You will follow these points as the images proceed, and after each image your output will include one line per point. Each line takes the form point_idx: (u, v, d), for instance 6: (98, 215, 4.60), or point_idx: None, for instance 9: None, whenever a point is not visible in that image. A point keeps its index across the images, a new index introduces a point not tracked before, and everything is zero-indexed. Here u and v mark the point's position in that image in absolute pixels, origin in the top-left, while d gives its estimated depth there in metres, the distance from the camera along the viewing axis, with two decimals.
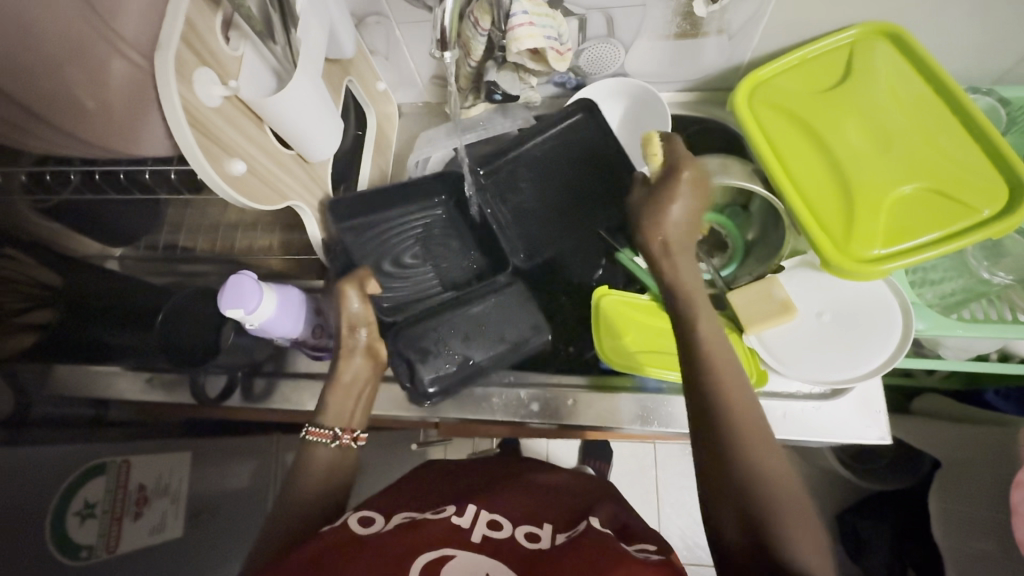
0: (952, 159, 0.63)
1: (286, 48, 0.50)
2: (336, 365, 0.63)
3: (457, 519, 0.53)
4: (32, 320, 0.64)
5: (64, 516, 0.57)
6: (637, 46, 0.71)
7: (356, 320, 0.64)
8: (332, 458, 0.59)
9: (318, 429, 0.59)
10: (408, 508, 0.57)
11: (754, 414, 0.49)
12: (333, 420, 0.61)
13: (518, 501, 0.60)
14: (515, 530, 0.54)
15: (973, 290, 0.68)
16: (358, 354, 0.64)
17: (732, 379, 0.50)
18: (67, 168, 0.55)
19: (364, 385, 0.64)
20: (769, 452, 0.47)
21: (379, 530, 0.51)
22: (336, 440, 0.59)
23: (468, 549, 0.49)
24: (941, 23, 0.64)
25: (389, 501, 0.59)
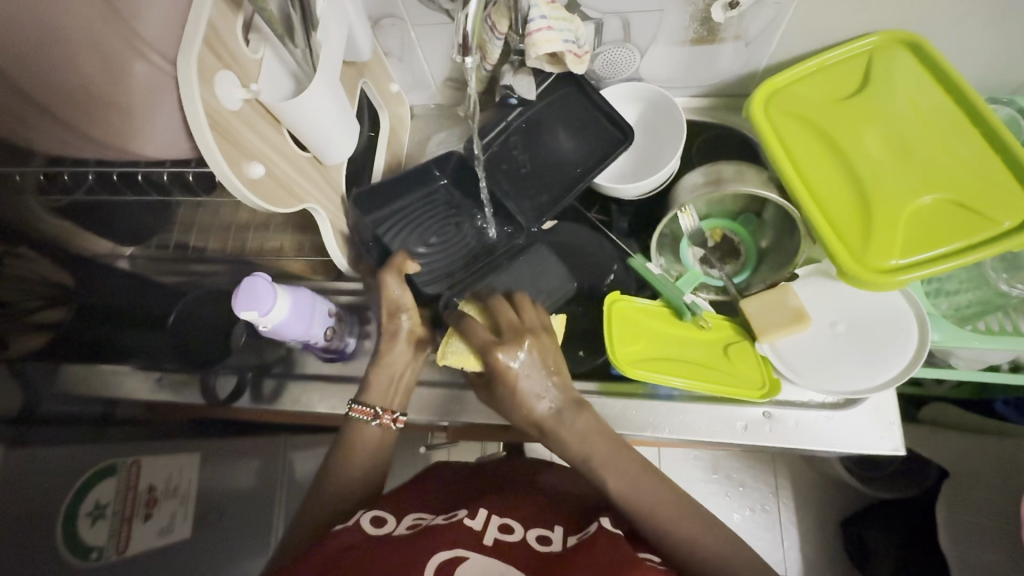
0: (971, 169, 0.62)
1: (306, 51, 0.48)
2: (381, 346, 0.64)
3: (469, 521, 0.53)
4: (45, 320, 0.64)
5: (75, 518, 0.56)
6: (653, 51, 0.71)
7: (397, 306, 0.63)
8: (371, 437, 0.61)
9: (362, 406, 0.61)
10: (420, 510, 0.57)
11: (625, 465, 0.57)
12: (377, 400, 0.63)
13: (529, 505, 0.60)
14: (526, 534, 0.54)
15: (990, 302, 0.67)
16: (406, 343, 0.64)
17: (608, 462, 0.56)
18: (84, 168, 0.55)
19: (407, 373, 0.65)
20: (658, 489, 0.55)
21: (391, 531, 0.51)
22: (377, 419, 0.61)
23: (480, 550, 0.49)
24: (962, 31, 0.64)
25: (400, 500, 0.59)
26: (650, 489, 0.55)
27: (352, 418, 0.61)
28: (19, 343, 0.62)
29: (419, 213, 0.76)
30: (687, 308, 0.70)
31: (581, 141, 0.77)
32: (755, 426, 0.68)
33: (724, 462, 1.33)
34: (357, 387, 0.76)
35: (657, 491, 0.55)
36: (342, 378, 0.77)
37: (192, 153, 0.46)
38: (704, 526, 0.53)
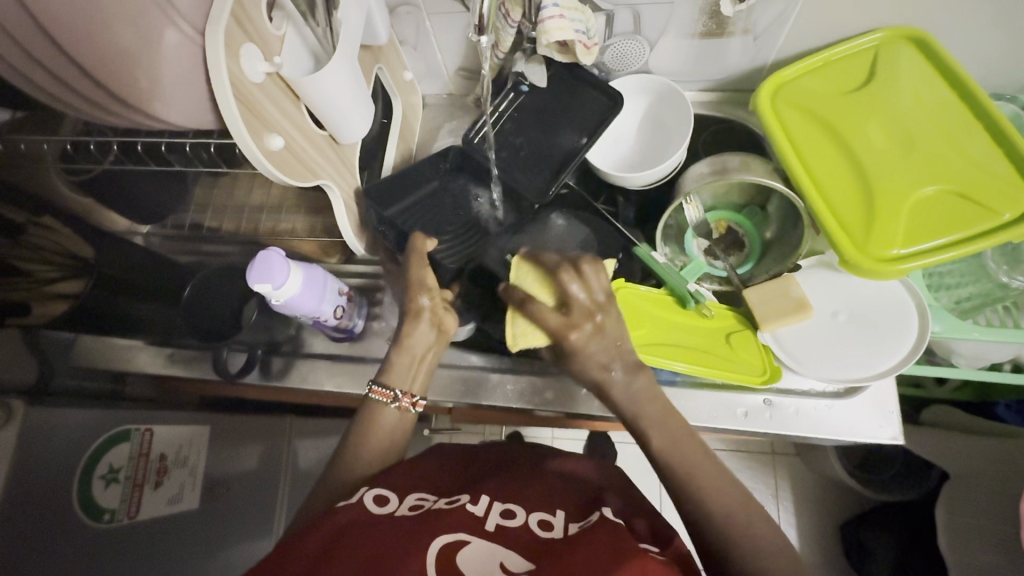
0: (973, 162, 0.63)
1: (327, 30, 0.52)
2: (404, 327, 0.63)
3: (470, 507, 0.54)
4: (60, 289, 0.63)
5: (90, 479, 0.59)
6: (663, 44, 0.72)
7: (422, 287, 0.64)
8: (390, 423, 0.61)
9: (382, 389, 0.61)
10: (423, 489, 0.57)
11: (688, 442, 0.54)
12: (396, 382, 0.62)
13: (533, 488, 0.60)
14: (529, 517, 0.54)
15: (990, 294, 0.68)
16: (430, 325, 0.64)
17: (665, 419, 0.55)
18: (108, 138, 0.56)
19: (427, 355, 0.64)
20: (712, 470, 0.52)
21: (393, 511, 0.52)
22: (396, 402, 0.62)
23: (483, 538, 0.50)
24: (968, 27, 0.65)
25: (409, 475, 0.59)
26: (714, 468, 0.52)
27: (372, 400, 0.62)
28: (41, 308, 0.63)
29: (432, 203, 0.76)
30: (691, 295, 0.71)
31: (577, 121, 0.77)
32: (756, 412, 0.69)
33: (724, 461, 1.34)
34: (364, 367, 0.78)
35: (704, 465, 0.52)
36: (349, 357, 0.78)
37: (215, 124, 0.48)
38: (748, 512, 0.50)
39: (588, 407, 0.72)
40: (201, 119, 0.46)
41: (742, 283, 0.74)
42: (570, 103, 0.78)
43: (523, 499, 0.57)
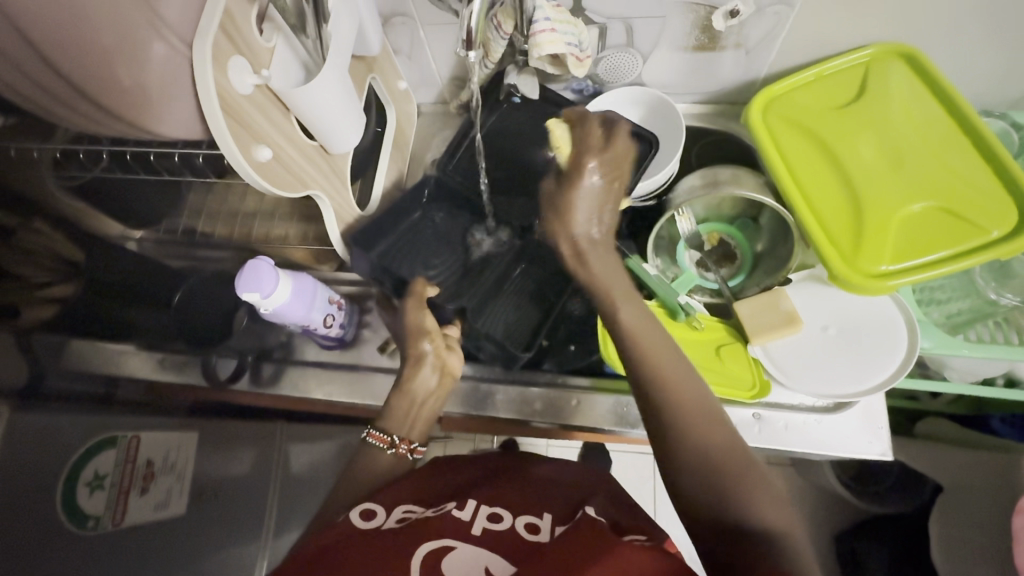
0: (963, 178, 0.63)
1: (316, 41, 0.52)
2: (405, 369, 0.64)
3: (457, 513, 0.54)
4: (53, 293, 0.62)
5: (74, 487, 0.57)
6: (656, 56, 0.73)
7: (420, 331, 0.66)
8: (385, 462, 0.60)
9: (379, 433, 0.61)
10: (412, 501, 0.57)
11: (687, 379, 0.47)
12: (393, 426, 0.62)
13: (519, 493, 0.60)
14: (515, 522, 0.54)
15: (980, 310, 0.68)
16: (432, 370, 0.64)
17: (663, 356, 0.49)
18: (99, 147, 0.59)
19: (430, 398, 0.65)
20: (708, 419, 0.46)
21: (381, 524, 0.51)
22: (394, 448, 0.61)
23: (469, 541, 0.50)
24: (958, 44, 0.65)
25: (401, 486, 0.59)
26: (691, 378, 0.48)
27: (367, 443, 0.61)
28: (26, 313, 0.60)
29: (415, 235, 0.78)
30: (682, 308, 0.71)
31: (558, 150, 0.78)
32: (745, 427, 0.68)
33: None
34: (355, 375, 0.78)
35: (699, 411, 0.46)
36: (340, 365, 0.78)
37: (204, 135, 0.48)
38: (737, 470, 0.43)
39: (577, 418, 0.72)
40: (189, 130, 0.47)
41: (733, 296, 0.74)
42: (545, 131, 0.79)
43: (510, 504, 0.57)
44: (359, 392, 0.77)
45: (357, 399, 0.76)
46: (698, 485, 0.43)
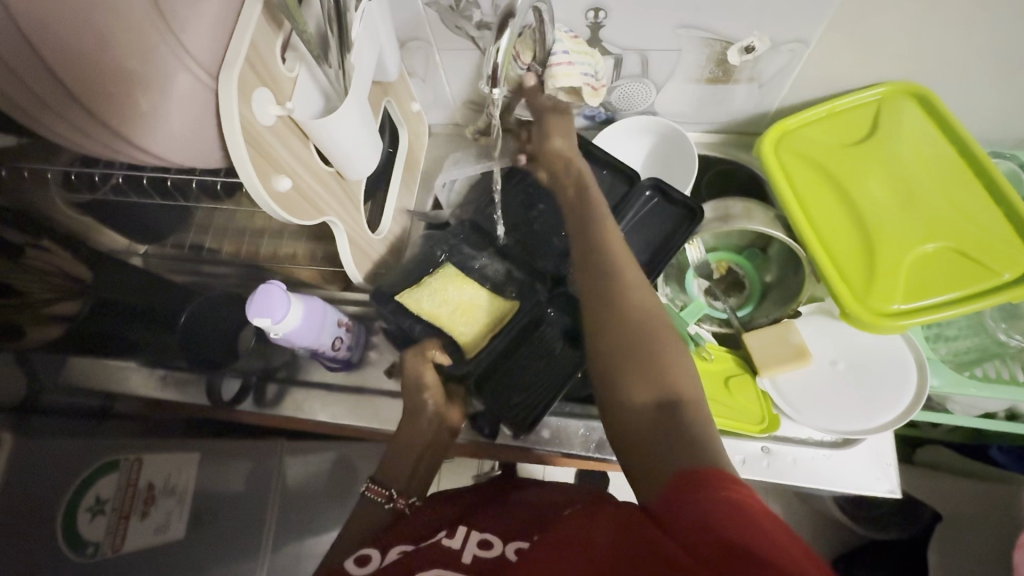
0: (973, 219, 0.64)
1: (339, 71, 0.50)
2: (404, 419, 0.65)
3: (447, 541, 0.51)
4: (57, 311, 0.64)
5: (75, 512, 0.58)
6: (669, 87, 0.73)
7: (420, 384, 0.66)
8: (381, 518, 0.58)
9: (376, 486, 0.60)
10: (408, 539, 0.53)
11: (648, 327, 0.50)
12: (391, 480, 0.61)
13: (508, 515, 0.55)
14: (505, 548, 0.49)
15: (987, 349, 0.69)
16: (431, 420, 0.64)
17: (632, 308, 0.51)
18: (112, 170, 0.58)
19: (429, 451, 0.64)
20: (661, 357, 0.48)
21: (377, 566, 0.49)
22: (391, 502, 0.59)
23: (455, 569, 0.47)
24: (968, 86, 0.67)
25: (402, 528, 0.55)
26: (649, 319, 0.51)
27: (365, 496, 0.60)
28: (35, 333, 0.63)
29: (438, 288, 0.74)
30: (692, 338, 0.71)
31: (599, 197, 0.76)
32: (753, 461, 0.68)
33: None
34: (361, 398, 0.77)
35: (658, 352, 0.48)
36: (344, 387, 0.77)
37: (223, 163, 0.48)
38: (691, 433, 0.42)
39: (585, 447, 0.71)
40: (208, 158, 0.46)
41: (741, 326, 0.74)
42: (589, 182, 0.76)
43: (502, 529, 0.52)
44: (363, 415, 0.76)
45: (361, 421, 0.75)
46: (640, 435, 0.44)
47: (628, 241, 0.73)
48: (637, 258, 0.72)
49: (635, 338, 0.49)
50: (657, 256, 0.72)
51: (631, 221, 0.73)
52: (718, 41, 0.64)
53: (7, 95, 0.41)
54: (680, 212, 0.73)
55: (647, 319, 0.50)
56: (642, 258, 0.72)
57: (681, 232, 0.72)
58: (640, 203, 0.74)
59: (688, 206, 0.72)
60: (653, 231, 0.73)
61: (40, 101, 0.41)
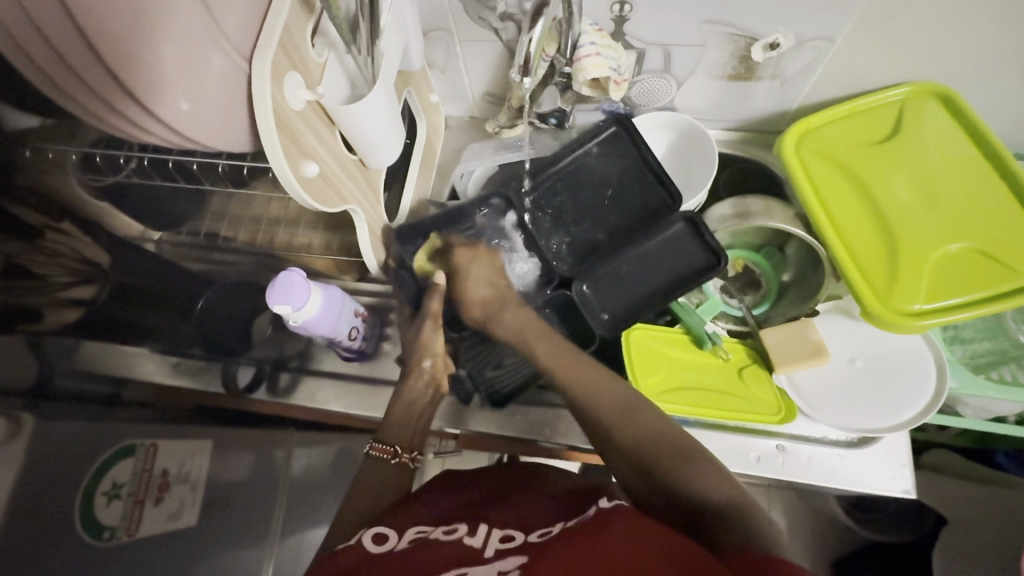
0: (997, 219, 0.64)
1: (368, 59, 0.50)
2: (404, 380, 0.65)
3: (467, 539, 0.50)
4: (75, 295, 0.64)
5: (93, 497, 0.59)
6: (691, 82, 0.73)
7: (427, 348, 0.66)
8: (390, 476, 0.59)
9: (382, 444, 0.60)
10: (425, 521, 0.54)
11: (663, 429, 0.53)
12: (394, 438, 0.62)
13: (515, 500, 0.55)
14: (527, 537, 0.49)
15: (1004, 352, 0.69)
16: (427, 385, 0.66)
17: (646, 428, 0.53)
18: (139, 152, 0.58)
19: (426, 418, 0.65)
20: (677, 443, 0.52)
21: (392, 547, 0.49)
22: (396, 457, 0.60)
23: (477, 563, 0.46)
24: (991, 87, 0.66)
25: (421, 510, 0.55)
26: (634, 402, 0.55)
27: (371, 456, 0.60)
28: (50, 316, 0.61)
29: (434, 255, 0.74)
30: (709, 337, 0.70)
31: (626, 204, 0.75)
32: (768, 458, 0.68)
33: None
34: (373, 388, 0.76)
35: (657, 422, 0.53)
36: (356, 377, 0.77)
37: (250, 146, 0.49)
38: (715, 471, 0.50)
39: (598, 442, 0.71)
40: (235, 141, 0.47)
41: (757, 324, 0.74)
42: (626, 189, 0.76)
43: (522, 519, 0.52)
44: (375, 405, 0.75)
45: (372, 411, 0.75)
46: (640, 450, 0.52)
47: (646, 258, 0.73)
48: (649, 277, 0.73)
49: (679, 465, 0.50)
50: (661, 288, 0.72)
51: (652, 246, 0.73)
52: (741, 37, 0.64)
53: (40, 67, 0.41)
54: (704, 253, 0.71)
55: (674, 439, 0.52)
56: (651, 285, 0.72)
57: (697, 274, 0.71)
58: (668, 230, 0.73)
59: (713, 251, 0.71)
60: (671, 262, 0.72)
61: (75, 79, 0.41)
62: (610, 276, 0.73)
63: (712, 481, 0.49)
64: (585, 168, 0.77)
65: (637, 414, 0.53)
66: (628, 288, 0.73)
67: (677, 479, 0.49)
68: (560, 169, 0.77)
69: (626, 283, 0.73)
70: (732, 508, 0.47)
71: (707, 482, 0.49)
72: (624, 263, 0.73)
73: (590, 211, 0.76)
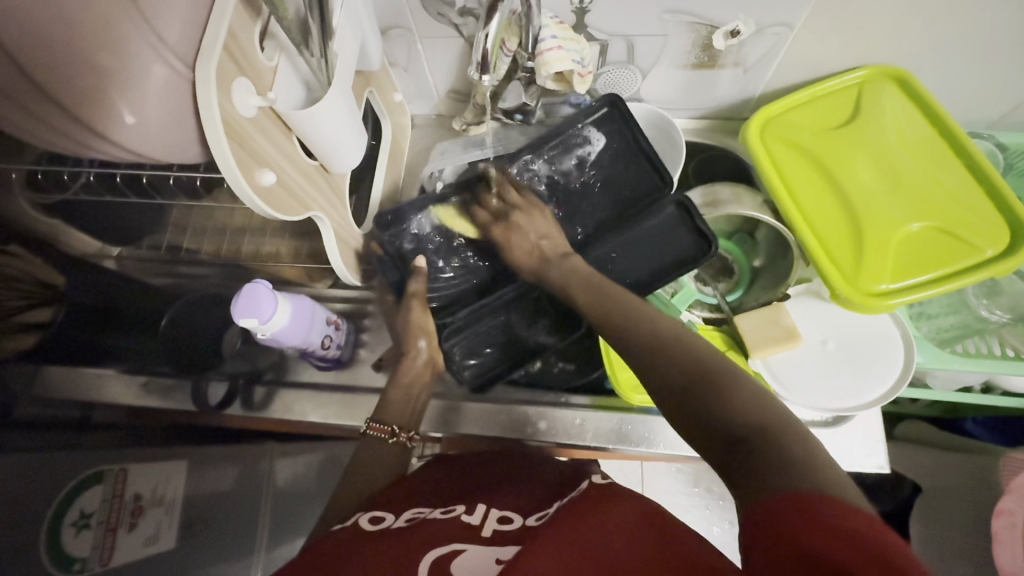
0: (955, 197, 0.66)
1: (322, 61, 0.49)
2: (400, 364, 0.68)
3: (465, 517, 0.49)
4: (33, 319, 0.62)
5: (59, 526, 0.56)
6: (655, 73, 0.72)
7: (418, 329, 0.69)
8: (387, 453, 0.62)
9: (378, 424, 0.63)
10: (420, 504, 0.53)
11: (692, 349, 0.47)
12: (393, 418, 0.65)
13: (513, 487, 0.55)
14: (525, 519, 0.48)
15: (968, 326, 0.71)
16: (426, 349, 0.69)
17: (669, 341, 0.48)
18: (85, 168, 0.55)
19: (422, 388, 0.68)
20: (708, 359, 0.45)
21: (389, 525, 0.48)
22: (394, 436, 0.63)
23: (477, 543, 0.44)
24: (944, 69, 0.68)
25: (396, 495, 0.55)
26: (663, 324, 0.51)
27: (366, 434, 0.63)
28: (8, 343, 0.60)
29: (425, 239, 0.73)
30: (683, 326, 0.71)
31: (615, 186, 0.75)
32: None
33: None
34: (352, 396, 0.74)
35: (686, 344, 0.47)
36: (334, 386, 0.75)
37: (203, 158, 0.47)
38: (745, 383, 0.42)
39: (582, 437, 0.71)
40: (186, 152, 0.45)
41: (731, 310, 0.75)
42: (616, 174, 0.75)
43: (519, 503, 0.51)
44: (355, 413, 0.73)
45: (352, 420, 0.73)
46: (677, 369, 0.45)
47: (640, 241, 0.72)
48: (642, 264, 0.71)
49: (705, 373, 0.43)
50: (658, 272, 0.71)
51: (646, 228, 0.72)
52: (701, 25, 0.64)
53: None
54: (694, 233, 0.71)
55: (706, 355, 0.46)
56: (646, 266, 0.71)
57: (688, 253, 0.71)
58: (662, 212, 0.72)
59: (704, 235, 0.71)
60: (664, 242, 0.72)
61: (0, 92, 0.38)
62: (602, 259, 0.71)
63: (747, 399, 0.40)
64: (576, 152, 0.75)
65: (669, 346, 0.48)
66: (619, 271, 0.71)
67: (711, 400, 0.41)
68: (551, 151, 0.75)
69: (621, 267, 0.71)
70: (769, 428, 0.38)
71: (739, 399, 0.41)
72: (616, 245, 0.72)
73: (577, 197, 0.75)
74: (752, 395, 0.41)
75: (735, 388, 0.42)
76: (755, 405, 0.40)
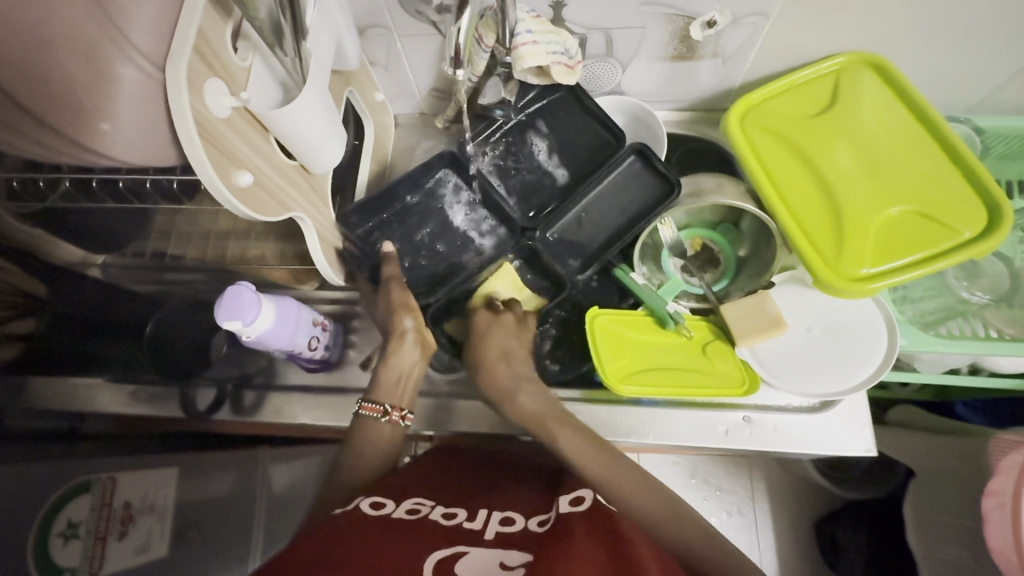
0: (933, 180, 0.67)
1: (296, 60, 0.49)
2: (388, 345, 0.64)
3: (467, 523, 0.49)
4: (14, 329, 0.65)
5: (47, 537, 0.58)
6: (635, 66, 0.73)
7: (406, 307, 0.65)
8: (384, 435, 0.60)
9: (371, 403, 0.61)
10: (421, 495, 0.54)
11: (630, 483, 0.56)
12: (384, 396, 0.62)
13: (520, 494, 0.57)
14: (527, 522, 0.50)
15: (952, 308, 0.73)
16: (415, 348, 0.64)
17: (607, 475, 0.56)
18: (61, 175, 0.55)
19: (411, 379, 0.64)
20: (647, 492, 0.55)
21: (389, 513, 0.49)
22: (386, 416, 0.61)
23: (480, 546, 0.45)
24: (918, 54, 0.69)
25: (393, 484, 0.55)
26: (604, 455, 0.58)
27: (361, 415, 0.61)
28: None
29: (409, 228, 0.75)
30: (671, 316, 0.70)
31: (574, 151, 0.78)
32: (736, 431, 0.70)
33: (703, 466, 1.17)
34: (342, 398, 0.74)
35: (629, 478, 0.56)
36: (323, 388, 0.75)
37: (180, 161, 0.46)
38: (679, 517, 0.53)
39: None
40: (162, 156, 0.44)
41: (717, 299, 0.74)
42: (573, 137, 0.78)
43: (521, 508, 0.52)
44: (345, 415, 0.73)
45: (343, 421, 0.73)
46: (623, 505, 0.54)
47: (604, 199, 0.76)
48: (609, 220, 0.76)
49: (650, 511, 0.53)
50: (625, 226, 0.75)
51: (608, 185, 0.76)
52: (679, 16, 0.64)
53: None
54: (658, 183, 0.75)
55: (646, 488, 0.55)
56: (614, 221, 0.76)
57: (655, 201, 0.75)
58: (622, 167, 0.75)
59: (666, 181, 0.74)
60: (628, 197, 0.76)
61: None
62: (572, 222, 0.76)
63: (686, 532, 0.51)
64: (541, 124, 0.78)
65: (612, 479, 0.56)
66: (589, 229, 0.76)
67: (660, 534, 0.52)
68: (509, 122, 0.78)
69: (588, 228, 0.76)
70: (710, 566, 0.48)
71: (681, 536, 0.51)
72: (582, 207, 0.76)
73: (541, 163, 0.78)
74: (690, 528, 0.51)
75: (673, 525, 0.52)
76: (689, 536, 0.51)
